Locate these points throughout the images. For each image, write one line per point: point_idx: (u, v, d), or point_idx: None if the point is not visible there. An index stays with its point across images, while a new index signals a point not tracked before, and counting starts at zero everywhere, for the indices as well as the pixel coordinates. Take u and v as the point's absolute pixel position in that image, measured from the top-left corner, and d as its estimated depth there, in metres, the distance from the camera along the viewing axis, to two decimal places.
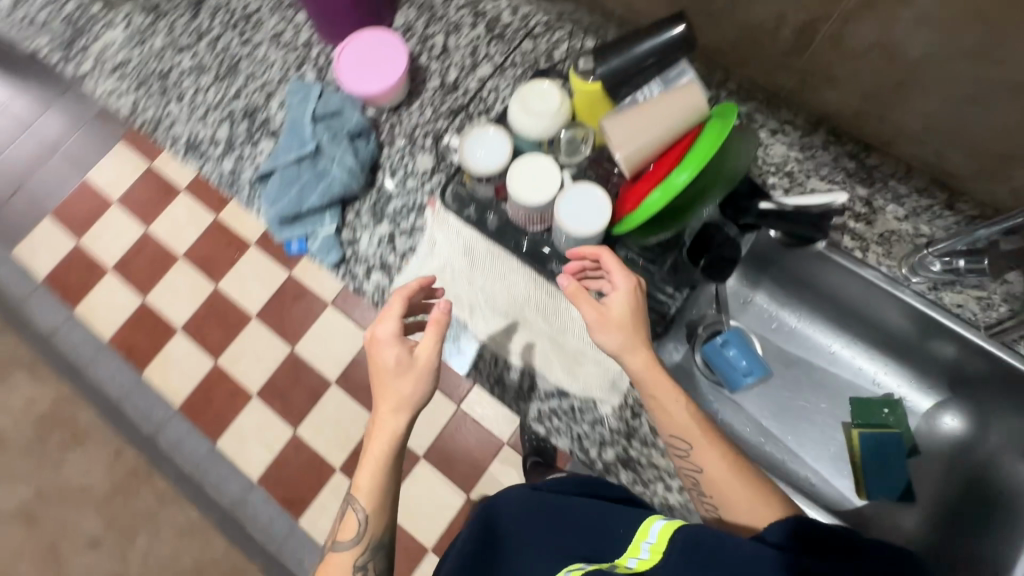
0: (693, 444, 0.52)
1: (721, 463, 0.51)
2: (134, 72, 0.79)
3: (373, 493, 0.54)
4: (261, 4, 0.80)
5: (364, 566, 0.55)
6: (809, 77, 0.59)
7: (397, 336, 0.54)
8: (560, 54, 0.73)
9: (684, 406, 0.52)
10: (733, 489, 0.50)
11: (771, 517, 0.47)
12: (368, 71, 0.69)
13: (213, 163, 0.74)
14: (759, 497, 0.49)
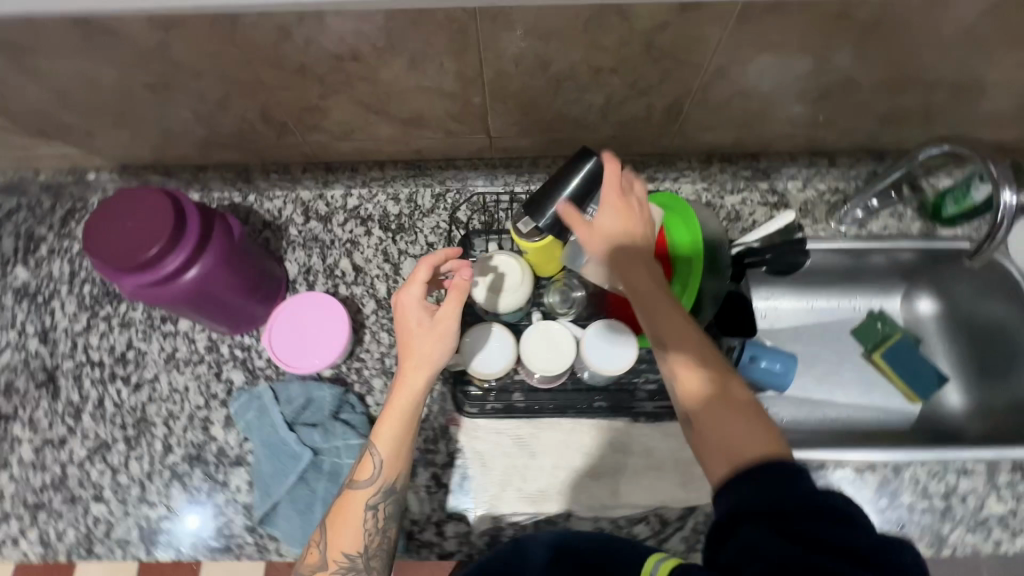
0: (662, 345, 0.47)
1: (709, 388, 0.44)
2: (19, 502, 0.63)
3: (394, 442, 0.51)
4: (129, 338, 0.69)
5: (377, 508, 0.52)
6: (687, 132, 0.67)
7: (422, 301, 0.52)
8: (464, 213, 0.74)
9: (693, 347, 0.46)
10: (706, 387, 0.44)
11: (744, 448, 0.40)
12: (312, 340, 0.65)
13: (190, 538, 0.61)
14: (744, 409, 0.43)
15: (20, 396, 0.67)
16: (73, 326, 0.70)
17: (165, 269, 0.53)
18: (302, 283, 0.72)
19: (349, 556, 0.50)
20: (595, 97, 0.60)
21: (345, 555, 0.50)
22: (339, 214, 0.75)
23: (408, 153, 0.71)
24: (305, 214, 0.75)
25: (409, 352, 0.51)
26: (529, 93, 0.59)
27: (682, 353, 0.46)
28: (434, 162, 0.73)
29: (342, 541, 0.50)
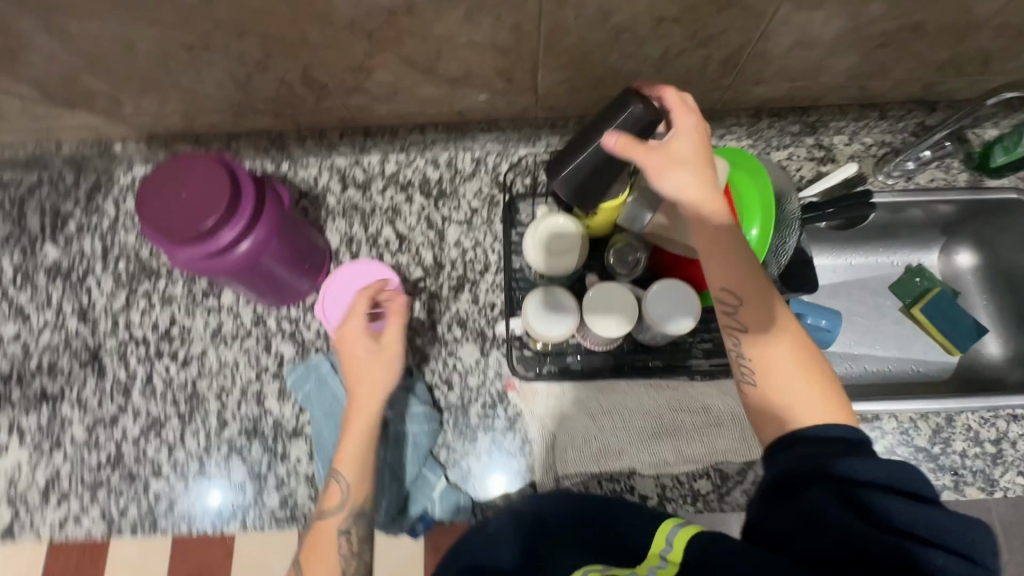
0: (746, 299, 0.46)
1: (784, 352, 0.45)
2: (76, 482, 0.62)
3: (359, 470, 0.54)
4: (171, 314, 0.68)
5: (349, 533, 0.54)
6: (738, 86, 0.65)
7: (367, 331, 0.57)
8: (507, 177, 0.73)
9: (773, 308, 0.46)
10: (779, 347, 0.45)
11: (816, 410, 0.43)
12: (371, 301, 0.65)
13: (256, 509, 0.61)
14: (811, 369, 0.44)
15: (64, 376, 0.66)
16: (111, 303, 0.68)
17: (221, 243, 0.51)
18: (346, 252, 0.71)
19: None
20: (652, 50, 0.58)
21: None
22: (378, 181, 0.73)
23: (450, 115, 0.69)
24: (342, 182, 0.73)
25: (357, 375, 0.56)
26: (586, 47, 0.57)
27: (760, 305, 0.46)
28: (475, 124, 0.70)
29: (318, 569, 0.52)
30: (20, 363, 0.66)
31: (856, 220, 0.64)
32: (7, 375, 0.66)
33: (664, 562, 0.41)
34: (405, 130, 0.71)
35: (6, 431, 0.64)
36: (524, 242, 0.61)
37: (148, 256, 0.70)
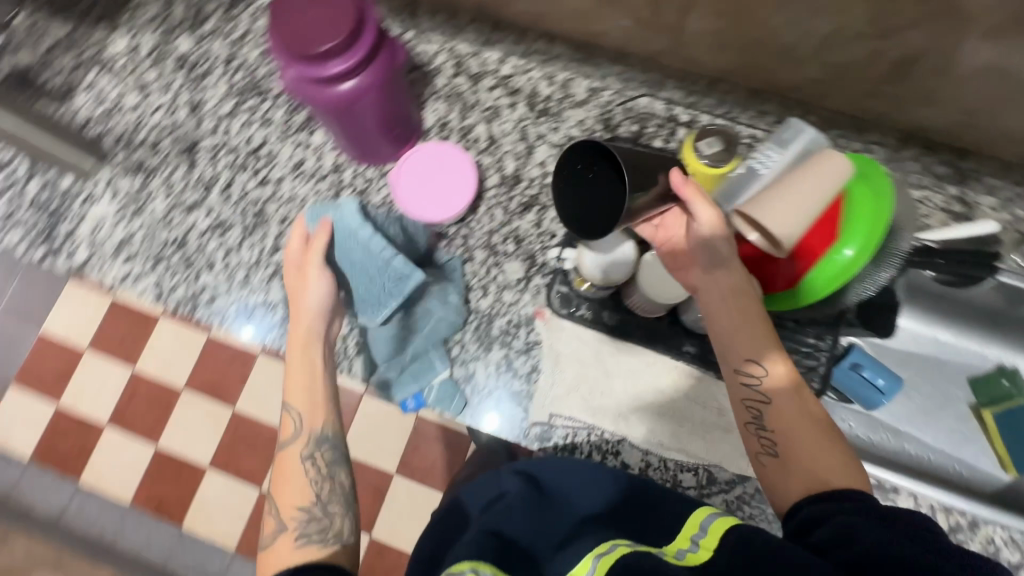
0: (770, 371, 0.50)
1: (810, 424, 0.48)
2: (144, 249, 0.68)
3: (306, 396, 0.57)
4: (266, 135, 0.71)
5: (314, 458, 0.56)
6: (899, 100, 0.58)
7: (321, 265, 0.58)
8: (615, 118, 0.70)
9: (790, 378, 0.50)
10: (802, 416, 0.49)
11: (833, 478, 0.45)
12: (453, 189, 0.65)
13: (280, 330, 0.66)
14: (827, 436, 0.48)
15: (162, 156, 0.71)
16: (219, 107, 0.73)
17: (329, 71, 0.53)
18: (435, 135, 0.71)
19: (300, 507, 0.53)
20: (822, 25, 0.52)
21: (296, 509, 0.53)
22: (489, 78, 0.72)
23: (583, 34, 0.66)
24: (456, 68, 0.72)
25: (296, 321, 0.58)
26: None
27: (783, 375, 0.50)
28: (605, 52, 0.67)
29: (288, 496, 0.54)
30: (130, 131, 0.72)
31: (976, 276, 0.63)
32: (118, 137, 0.72)
33: (695, 545, 0.41)
34: (534, 36, 0.68)
35: (103, 184, 0.71)
36: None
37: (263, 76, 0.73)
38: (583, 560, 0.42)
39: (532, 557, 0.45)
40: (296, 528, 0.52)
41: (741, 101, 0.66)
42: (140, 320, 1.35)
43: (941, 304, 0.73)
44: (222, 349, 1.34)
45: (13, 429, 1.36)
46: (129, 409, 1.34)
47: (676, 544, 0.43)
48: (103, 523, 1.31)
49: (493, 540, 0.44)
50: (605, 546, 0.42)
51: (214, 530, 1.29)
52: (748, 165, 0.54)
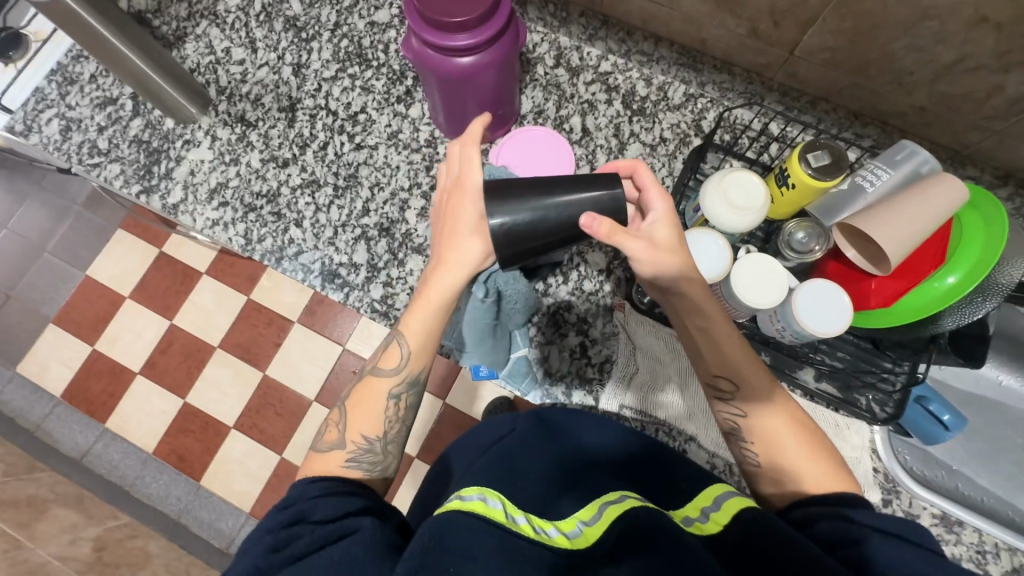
0: (743, 384, 0.49)
1: (790, 428, 0.47)
2: (236, 198, 0.70)
3: (421, 339, 0.51)
4: (365, 102, 0.73)
5: (399, 398, 0.53)
6: (1007, 138, 0.58)
7: (483, 189, 0.50)
8: (708, 125, 0.70)
9: (768, 390, 0.48)
10: (792, 443, 0.47)
11: (818, 482, 0.45)
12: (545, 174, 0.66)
13: (360, 293, 0.67)
14: (810, 438, 0.47)
15: (263, 111, 0.73)
16: (323, 70, 0.74)
17: (456, 44, 0.55)
18: (530, 121, 0.73)
19: (366, 438, 0.50)
20: (946, 52, 0.53)
21: (363, 437, 0.50)
22: (588, 73, 0.73)
23: (692, 39, 0.68)
24: (557, 60, 0.73)
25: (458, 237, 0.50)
26: (878, 20, 0.53)
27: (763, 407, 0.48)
28: (710, 60, 0.69)
29: (359, 423, 0.51)
30: (235, 83, 0.74)
31: None
32: (221, 87, 0.74)
33: (705, 517, 0.42)
34: (640, 36, 0.71)
35: (202, 131, 0.72)
36: (708, 184, 0.60)
37: (368, 45, 0.75)
38: (590, 504, 0.43)
39: (538, 495, 0.45)
40: (351, 450, 0.50)
41: (840, 122, 0.66)
42: (184, 275, 1.28)
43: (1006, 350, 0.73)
44: (260, 311, 1.25)
45: (42, 365, 1.28)
46: (161, 359, 1.25)
47: (686, 513, 0.44)
48: (121, 470, 1.23)
49: (507, 478, 0.45)
50: (613, 497, 0.43)
51: (232, 493, 1.21)
52: (854, 181, 0.56)
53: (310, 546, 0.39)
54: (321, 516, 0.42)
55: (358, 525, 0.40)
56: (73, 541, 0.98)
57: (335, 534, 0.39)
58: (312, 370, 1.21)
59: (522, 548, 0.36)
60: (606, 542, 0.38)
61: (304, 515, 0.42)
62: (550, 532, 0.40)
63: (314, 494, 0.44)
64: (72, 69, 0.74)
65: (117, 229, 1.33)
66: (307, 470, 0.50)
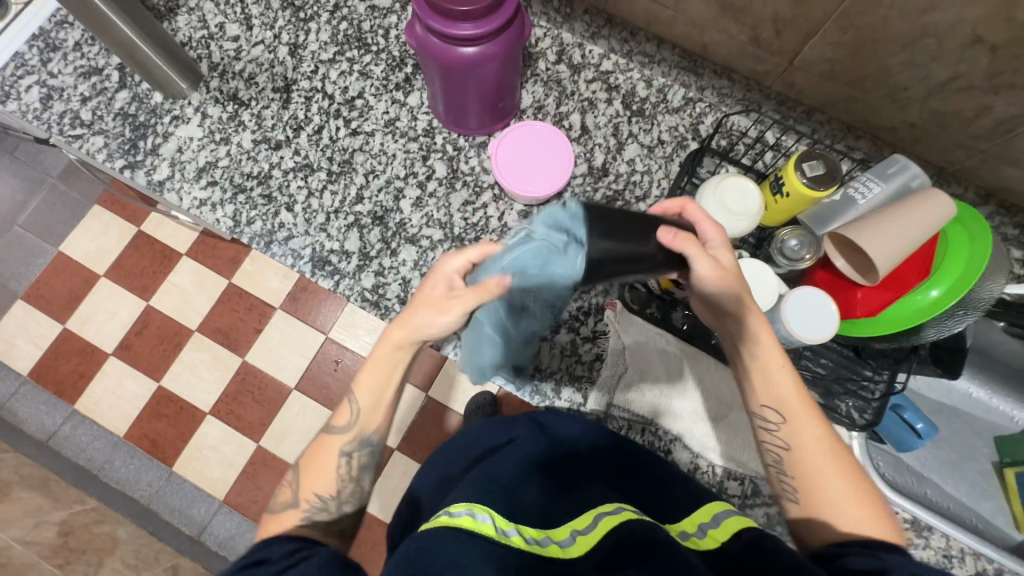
0: (787, 419, 0.50)
1: (833, 469, 0.47)
2: (226, 177, 0.68)
3: (372, 398, 0.50)
4: (363, 88, 0.72)
5: (351, 455, 0.51)
6: (991, 157, 0.60)
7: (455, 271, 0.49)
8: (705, 129, 0.71)
9: (813, 428, 0.49)
10: (835, 478, 0.47)
11: (857, 525, 0.44)
12: (545, 171, 0.68)
13: (351, 281, 0.66)
14: (852, 479, 0.47)
15: (256, 90, 0.71)
16: (320, 52, 0.72)
17: (460, 35, 0.54)
18: (529, 116, 0.73)
19: (319, 497, 0.49)
20: (940, 70, 0.54)
21: (315, 497, 0.49)
22: (589, 71, 0.73)
23: (695, 44, 0.69)
24: (559, 56, 0.73)
25: (410, 311, 0.49)
26: (878, 34, 0.54)
27: (808, 436, 0.49)
28: (710, 64, 0.69)
29: (314, 482, 0.50)
30: (229, 60, 0.72)
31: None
32: (214, 63, 0.71)
33: (702, 532, 0.42)
34: (643, 37, 0.71)
35: (192, 107, 0.70)
36: (704, 189, 0.60)
37: (368, 29, 0.73)
38: (585, 514, 0.43)
39: (537, 506, 0.45)
40: (302, 510, 0.49)
41: (833, 133, 0.67)
42: (163, 256, 1.25)
43: (980, 363, 0.75)
44: (242, 296, 1.21)
45: (10, 342, 1.23)
46: (137, 341, 1.22)
47: (682, 526, 0.45)
48: (89, 453, 1.19)
49: (494, 492, 0.44)
50: (610, 506, 0.44)
51: (205, 479, 1.17)
52: (846, 193, 0.57)
53: (277, 571, 0.39)
54: (281, 555, 0.42)
55: (320, 550, 0.42)
56: (37, 525, 0.95)
57: (300, 557, 0.41)
58: (293, 358, 1.18)
59: (507, 559, 0.36)
60: (597, 552, 0.38)
61: (264, 559, 0.41)
62: (542, 542, 0.40)
63: (274, 541, 0.44)
64: (56, 35, 0.71)
65: (94, 205, 1.29)
66: (263, 533, 0.49)
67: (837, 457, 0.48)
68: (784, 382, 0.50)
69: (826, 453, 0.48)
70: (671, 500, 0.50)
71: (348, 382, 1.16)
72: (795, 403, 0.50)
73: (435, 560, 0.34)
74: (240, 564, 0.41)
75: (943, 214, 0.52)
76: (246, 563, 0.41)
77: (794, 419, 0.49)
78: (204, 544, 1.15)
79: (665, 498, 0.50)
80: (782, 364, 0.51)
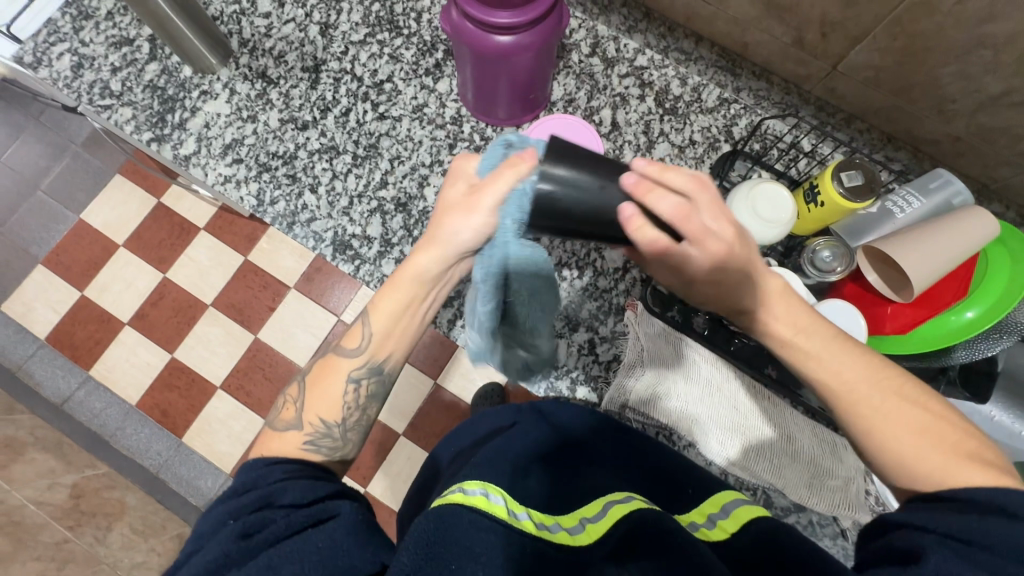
0: (834, 386, 0.43)
1: (907, 427, 0.41)
2: (252, 155, 0.68)
3: (388, 322, 0.50)
4: (392, 71, 0.71)
5: (359, 383, 0.51)
6: None
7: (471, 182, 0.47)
8: (739, 131, 0.68)
9: (867, 388, 0.42)
10: (909, 425, 0.41)
11: (965, 478, 0.37)
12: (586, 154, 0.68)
13: (372, 266, 0.66)
14: (932, 430, 0.40)
15: (285, 68, 0.70)
16: (351, 33, 0.71)
17: (497, 22, 0.53)
18: (560, 109, 0.72)
19: (322, 421, 0.48)
20: (994, 83, 0.52)
21: (320, 421, 0.48)
22: (623, 65, 0.71)
23: (735, 43, 0.67)
24: (593, 48, 0.71)
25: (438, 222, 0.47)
26: (931, 42, 0.51)
27: (857, 387, 0.43)
28: (749, 65, 0.68)
29: (316, 406, 0.49)
30: (259, 37, 0.71)
31: None
32: (245, 39, 0.71)
33: (713, 523, 0.42)
34: (682, 33, 0.70)
35: (221, 83, 0.70)
36: (739, 189, 0.59)
37: (400, 12, 0.72)
38: (594, 502, 0.43)
39: (540, 488, 0.45)
40: (308, 433, 0.47)
41: (872, 142, 0.66)
42: (182, 229, 1.25)
43: None
44: (257, 274, 1.21)
45: (30, 305, 1.25)
46: (153, 312, 1.23)
47: (691, 517, 0.44)
48: (102, 419, 1.20)
49: (501, 471, 0.44)
50: (619, 496, 0.43)
51: (214, 453, 1.18)
52: (884, 205, 0.56)
53: (286, 530, 0.37)
54: (288, 501, 0.39)
55: (336, 510, 0.39)
56: (50, 486, 0.95)
57: (310, 519, 0.38)
58: (305, 338, 1.18)
59: (521, 544, 0.35)
60: (608, 539, 0.38)
61: (272, 498, 0.40)
62: (552, 528, 0.39)
63: (276, 478, 0.42)
64: (88, 3, 0.70)
65: (115, 174, 1.30)
66: (262, 450, 0.48)
67: (910, 412, 0.41)
68: (808, 342, 0.45)
69: (894, 409, 0.41)
70: (680, 492, 0.49)
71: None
72: (837, 367, 0.43)
73: (450, 536, 0.34)
74: (231, 535, 0.37)
75: (987, 225, 0.51)
76: (239, 533, 0.37)
77: (844, 386, 0.43)
78: None
79: (675, 487, 0.50)
80: (804, 323, 0.45)
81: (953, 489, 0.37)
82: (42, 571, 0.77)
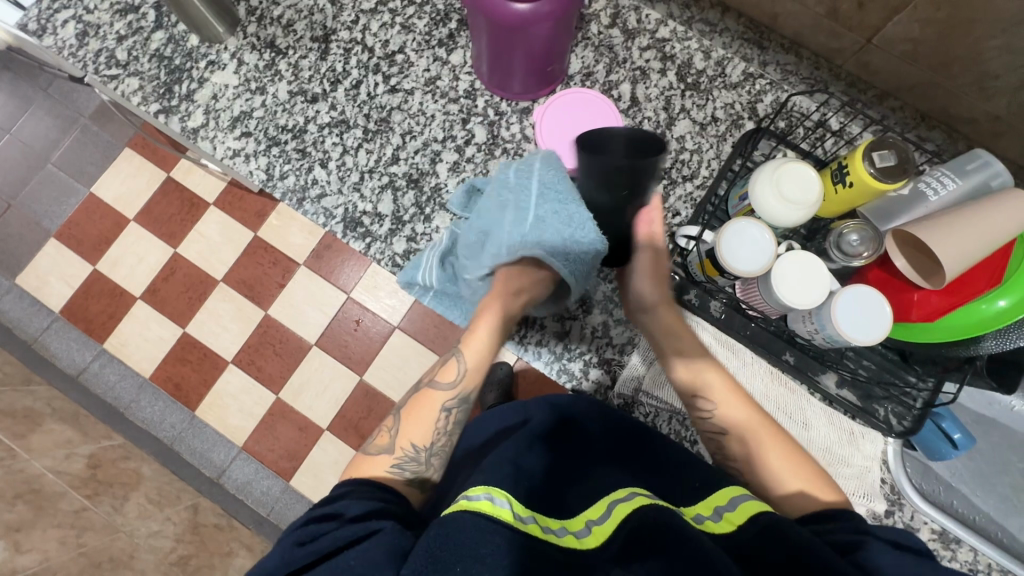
0: (717, 406, 0.54)
1: (776, 450, 0.50)
2: (260, 129, 0.67)
3: (477, 362, 0.53)
4: (404, 42, 0.69)
5: (451, 413, 0.52)
6: None
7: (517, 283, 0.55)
8: (764, 108, 0.66)
9: (746, 413, 0.53)
10: (771, 451, 0.50)
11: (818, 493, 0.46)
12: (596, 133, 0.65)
13: (383, 244, 0.65)
14: (795, 456, 0.49)
15: (294, 38, 0.68)
16: (361, 1, 0.69)
17: None
18: (577, 83, 0.69)
19: (414, 447, 0.49)
20: None
21: (411, 446, 0.49)
22: (644, 37, 0.68)
23: (763, 13, 0.63)
24: (613, 19, 0.68)
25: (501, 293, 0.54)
26: (978, 13, 0.48)
27: (737, 414, 0.53)
28: (777, 38, 0.65)
29: (411, 432, 0.50)
30: (268, 4, 0.68)
31: None
32: (252, 7, 0.68)
33: (718, 516, 0.41)
34: (707, 4, 0.67)
35: (228, 53, 0.68)
36: (763, 170, 0.56)
37: None
38: (598, 503, 0.42)
39: (545, 492, 0.44)
40: (398, 458, 0.48)
41: (905, 121, 0.63)
42: (192, 204, 1.25)
43: None
44: (267, 250, 1.21)
45: (44, 279, 1.26)
46: (164, 287, 1.23)
47: (696, 510, 0.43)
48: (117, 392, 1.22)
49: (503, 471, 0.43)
50: (623, 492, 0.42)
51: (226, 426, 1.20)
52: (916, 187, 0.53)
53: (337, 544, 0.37)
54: (353, 513, 0.40)
55: (380, 526, 0.37)
56: (68, 456, 0.97)
57: (353, 535, 0.37)
58: (315, 315, 1.18)
59: (534, 550, 0.35)
60: (615, 538, 0.37)
61: (338, 512, 0.40)
62: (557, 532, 0.39)
63: (344, 491, 0.43)
64: None
65: (125, 148, 1.29)
66: (353, 473, 0.49)
67: (781, 440, 0.51)
68: (704, 372, 0.56)
69: (765, 433, 0.51)
70: (685, 482, 0.48)
71: (368, 343, 1.17)
72: (724, 390, 0.54)
73: (450, 541, 0.33)
74: (291, 543, 0.38)
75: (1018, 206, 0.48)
76: (295, 541, 0.38)
77: (731, 406, 0.53)
78: (223, 487, 1.18)
79: (681, 481, 0.48)
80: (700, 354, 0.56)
81: (809, 500, 0.45)
82: (62, 539, 0.79)
